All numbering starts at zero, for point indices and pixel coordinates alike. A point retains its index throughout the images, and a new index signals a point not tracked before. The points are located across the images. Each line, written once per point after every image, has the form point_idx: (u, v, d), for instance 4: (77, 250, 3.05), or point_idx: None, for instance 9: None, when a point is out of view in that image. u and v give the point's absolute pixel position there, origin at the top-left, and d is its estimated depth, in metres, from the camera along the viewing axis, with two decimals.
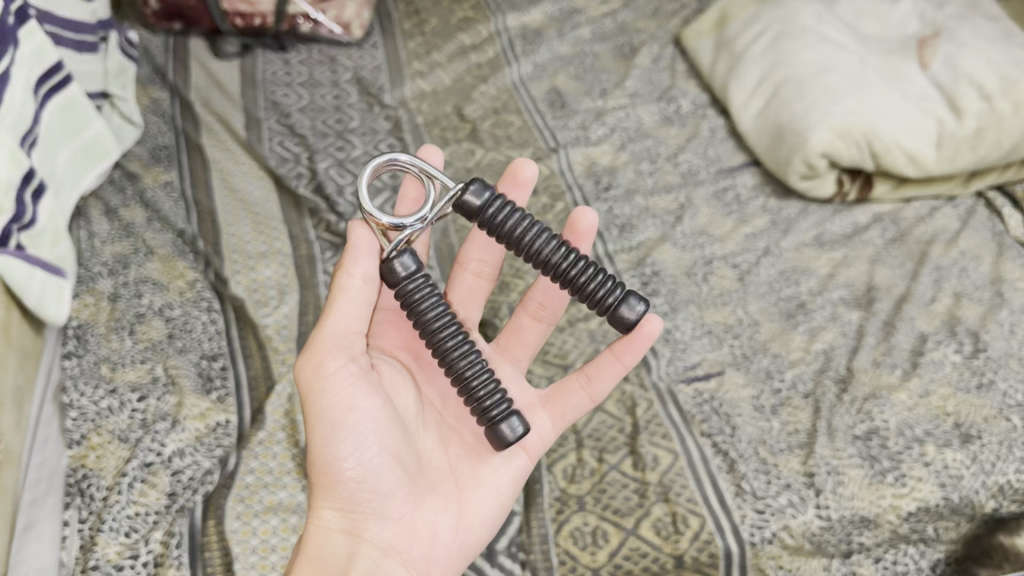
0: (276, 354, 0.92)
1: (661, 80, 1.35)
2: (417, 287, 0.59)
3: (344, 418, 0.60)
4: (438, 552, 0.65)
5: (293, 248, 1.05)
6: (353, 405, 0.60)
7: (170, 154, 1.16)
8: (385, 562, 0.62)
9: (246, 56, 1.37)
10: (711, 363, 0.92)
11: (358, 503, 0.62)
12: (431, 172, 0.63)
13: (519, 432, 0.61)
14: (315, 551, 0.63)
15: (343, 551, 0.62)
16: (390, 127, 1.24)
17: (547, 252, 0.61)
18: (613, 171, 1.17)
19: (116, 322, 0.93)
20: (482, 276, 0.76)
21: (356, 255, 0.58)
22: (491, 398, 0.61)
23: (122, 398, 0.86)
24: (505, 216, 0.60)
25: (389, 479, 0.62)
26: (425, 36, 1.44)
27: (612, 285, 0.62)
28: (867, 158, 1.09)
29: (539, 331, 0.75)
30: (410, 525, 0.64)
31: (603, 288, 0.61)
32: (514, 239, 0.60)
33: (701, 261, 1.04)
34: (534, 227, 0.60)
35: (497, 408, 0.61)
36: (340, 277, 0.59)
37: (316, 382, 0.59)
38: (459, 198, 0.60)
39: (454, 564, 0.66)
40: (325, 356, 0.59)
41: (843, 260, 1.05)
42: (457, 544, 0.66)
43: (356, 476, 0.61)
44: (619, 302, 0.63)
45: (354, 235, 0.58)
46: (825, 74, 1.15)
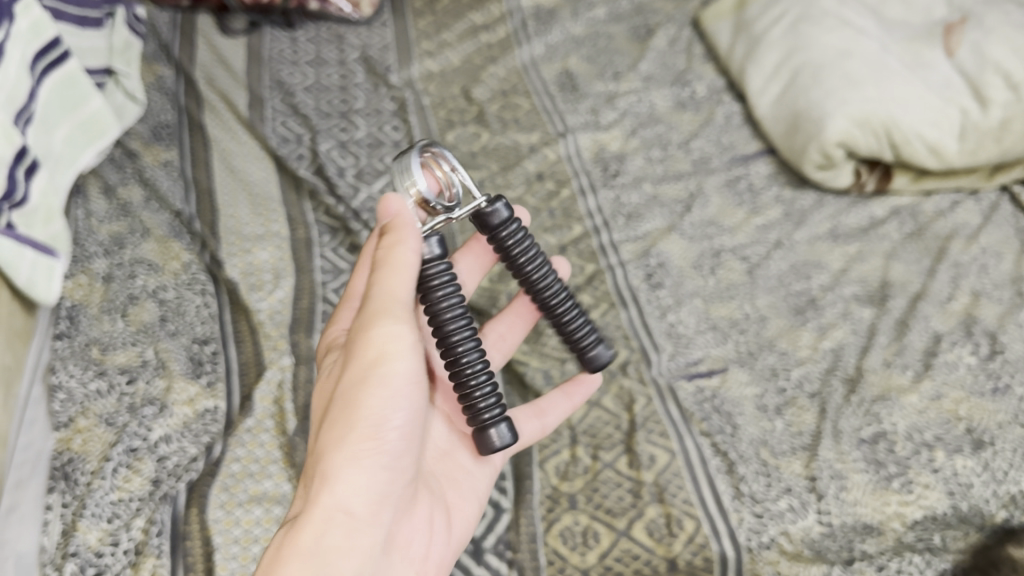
0: (268, 339, 0.91)
1: (676, 63, 1.30)
2: (438, 271, 0.61)
3: (394, 399, 0.58)
4: (431, 551, 0.65)
5: (291, 231, 1.02)
6: (410, 377, 0.58)
7: (172, 133, 1.15)
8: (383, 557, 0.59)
9: (253, 33, 1.35)
10: (714, 359, 0.89)
11: (378, 490, 0.57)
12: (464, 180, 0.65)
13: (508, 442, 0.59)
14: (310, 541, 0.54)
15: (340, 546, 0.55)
16: (395, 108, 1.21)
17: (538, 275, 0.66)
18: (622, 157, 1.13)
19: (108, 303, 0.92)
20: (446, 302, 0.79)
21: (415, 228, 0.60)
22: (486, 398, 0.60)
23: (111, 380, 0.85)
24: (518, 239, 0.64)
25: (406, 468, 0.59)
26: (436, 15, 1.40)
27: (589, 328, 0.68)
28: (886, 148, 1.05)
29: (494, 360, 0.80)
30: (409, 517, 0.62)
31: (586, 334, 0.66)
32: (517, 265, 0.65)
33: (709, 253, 1.00)
34: (530, 247, 0.65)
35: (489, 413, 0.60)
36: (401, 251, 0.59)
37: (383, 347, 0.58)
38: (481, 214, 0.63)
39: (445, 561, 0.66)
40: (398, 325, 0.58)
41: (857, 254, 1.01)
42: (446, 547, 0.66)
43: (393, 455, 0.58)
44: (493, 422, 0.60)
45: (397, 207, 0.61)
46: (844, 61, 1.11)
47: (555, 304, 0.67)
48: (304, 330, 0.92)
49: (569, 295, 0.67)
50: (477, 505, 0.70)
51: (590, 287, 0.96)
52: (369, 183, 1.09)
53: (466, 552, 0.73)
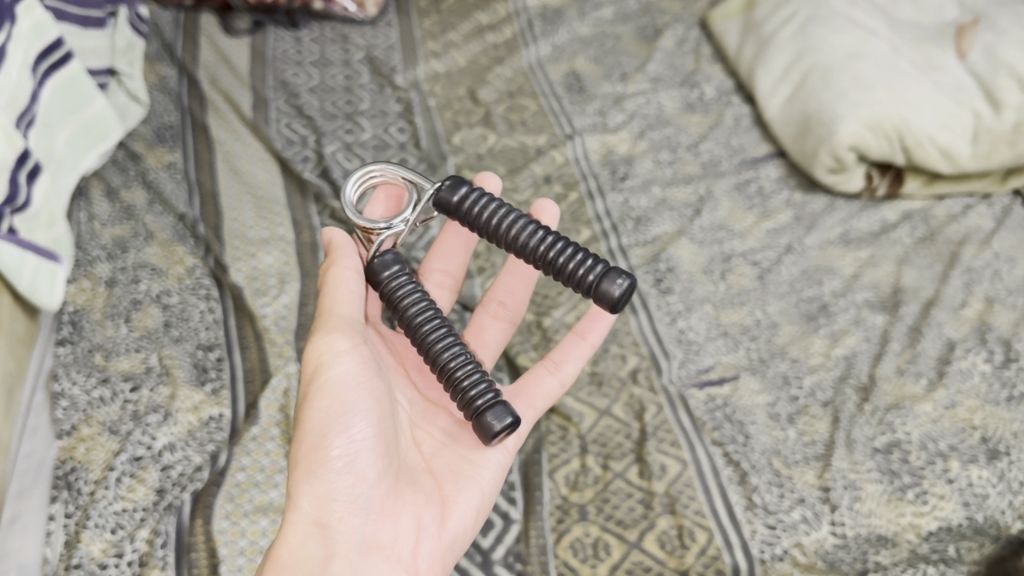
0: (273, 346, 0.89)
1: (684, 64, 1.29)
2: (399, 284, 0.65)
3: (340, 402, 0.62)
4: (423, 550, 0.63)
5: (296, 235, 1.01)
6: (352, 380, 0.63)
7: (175, 134, 1.14)
8: (368, 558, 0.60)
9: (257, 32, 1.34)
10: (725, 367, 0.87)
11: (341, 490, 0.60)
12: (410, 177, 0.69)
13: (507, 423, 0.59)
14: (286, 555, 0.59)
15: (319, 551, 0.59)
16: (400, 110, 1.20)
17: (517, 230, 0.62)
18: (631, 159, 1.12)
19: (111, 309, 0.91)
20: (443, 287, 0.79)
21: (348, 249, 0.66)
22: (472, 380, 0.61)
23: (114, 388, 0.84)
24: (478, 203, 0.63)
25: (375, 465, 0.61)
26: (441, 15, 1.39)
27: (592, 262, 0.61)
28: (898, 152, 1.03)
29: (499, 329, 0.80)
30: (395, 518, 0.62)
31: (583, 266, 0.60)
32: (491, 229, 0.63)
33: (719, 258, 0.99)
34: (494, 204, 0.63)
35: (481, 398, 0.60)
36: (333, 273, 0.66)
37: (323, 358, 0.63)
38: (437, 197, 0.64)
39: (445, 556, 0.64)
40: (332, 335, 0.64)
41: (869, 260, 0.99)
42: (442, 543, 0.64)
43: (346, 453, 0.61)
44: (487, 406, 0.60)
45: (332, 237, 0.67)
46: (854, 62, 1.09)
47: (546, 252, 0.62)
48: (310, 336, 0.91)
49: (560, 238, 0.62)
50: (485, 498, 0.68)
51: None
52: None
53: (475, 564, 0.72)
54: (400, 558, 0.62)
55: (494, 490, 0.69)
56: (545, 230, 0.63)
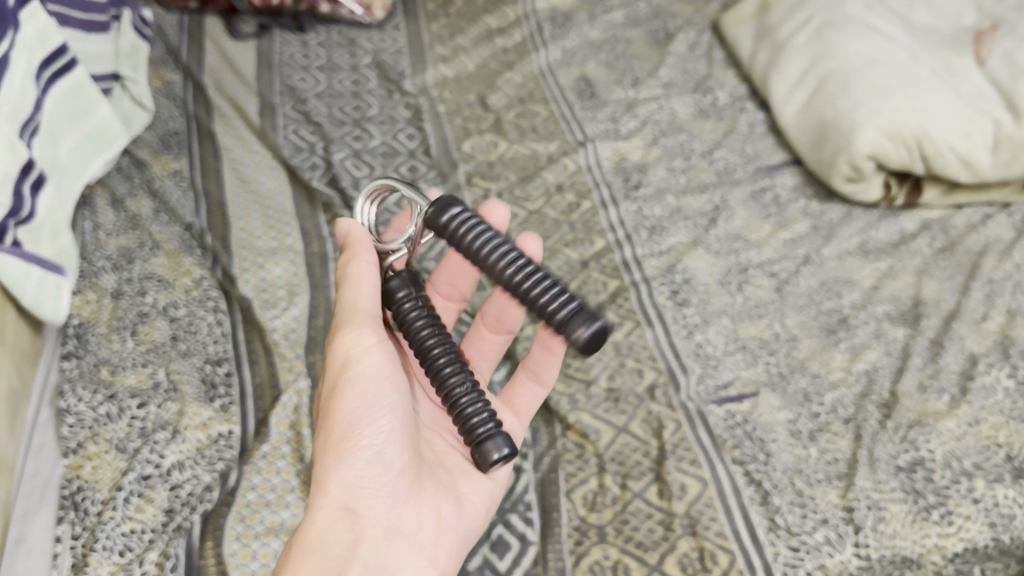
0: (283, 360, 0.88)
1: (697, 69, 1.27)
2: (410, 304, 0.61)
3: (366, 395, 0.61)
4: (443, 541, 0.63)
5: (305, 245, 1.00)
6: (378, 373, 0.62)
7: (180, 141, 1.12)
8: (390, 544, 0.61)
9: (263, 36, 1.32)
10: (744, 383, 0.86)
11: (367, 481, 0.61)
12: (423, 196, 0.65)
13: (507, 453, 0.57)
14: (315, 539, 0.60)
15: (347, 534, 0.60)
16: (409, 116, 1.18)
17: (494, 253, 0.55)
18: (644, 167, 1.10)
19: (117, 322, 0.90)
20: (449, 300, 0.77)
21: (368, 242, 0.60)
22: (474, 407, 0.58)
23: (121, 404, 0.83)
24: (465, 223, 0.55)
25: (400, 457, 0.62)
26: (449, 18, 1.37)
27: (567, 297, 0.53)
28: (917, 161, 1.01)
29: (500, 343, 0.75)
30: (416, 509, 0.62)
31: (554, 300, 0.52)
32: (465, 249, 0.55)
33: (736, 269, 0.97)
34: (472, 220, 0.55)
35: (483, 426, 0.57)
36: (352, 265, 0.60)
37: (349, 352, 0.61)
38: (428, 216, 0.56)
39: (462, 549, 0.65)
40: (361, 329, 0.61)
41: (888, 271, 0.97)
42: (460, 534, 0.64)
43: (372, 446, 0.61)
44: (487, 436, 0.57)
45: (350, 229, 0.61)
46: (872, 69, 1.07)
47: (517, 279, 0.54)
48: (320, 350, 0.89)
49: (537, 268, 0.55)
50: (497, 495, 0.68)
51: (614, 305, 0.93)
52: None
53: None
54: (422, 546, 0.62)
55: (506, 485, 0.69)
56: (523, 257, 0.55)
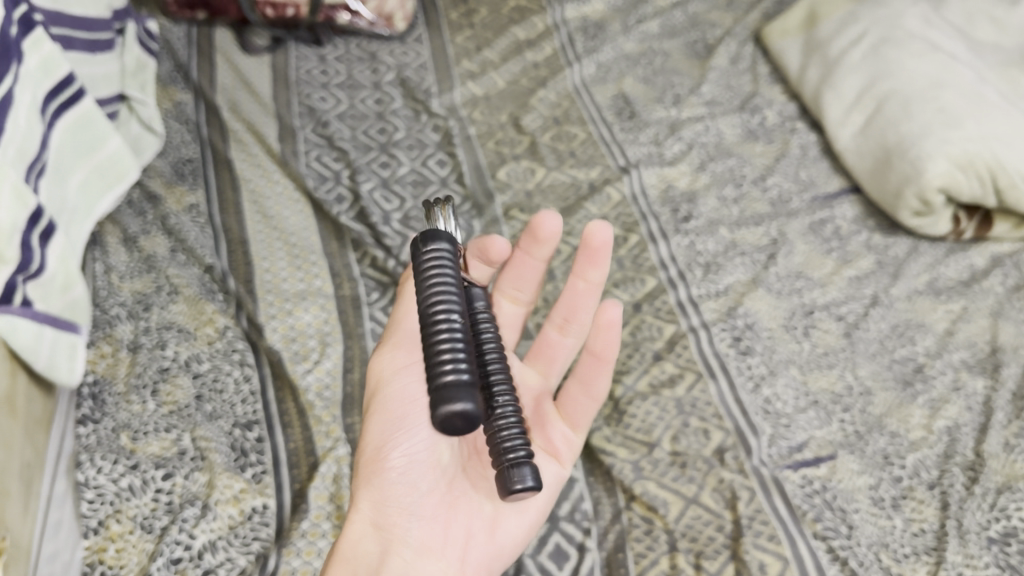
0: (320, 424, 0.80)
1: (741, 85, 1.19)
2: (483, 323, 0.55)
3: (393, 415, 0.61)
4: (471, 556, 0.59)
5: (335, 288, 0.93)
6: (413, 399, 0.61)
7: (195, 169, 1.05)
8: (416, 562, 0.58)
9: (277, 50, 1.24)
10: (819, 444, 0.79)
11: (394, 496, 0.59)
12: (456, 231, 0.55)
13: (531, 486, 0.49)
14: (347, 550, 0.59)
15: (374, 549, 0.58)
16: (438, 140, 1.11)
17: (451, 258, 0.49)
18: (693, 197, 1.03)
19: (136, 379, 0.83)
20: (516, 304, 0.70)
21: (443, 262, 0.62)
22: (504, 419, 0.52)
23: (145, 476, 0.76)
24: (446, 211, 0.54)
25: (429, 475, 0.60)
26: (475, 29, 1.29)
27: (462, 368, 0.41)
28: (990, 194, 0.94)
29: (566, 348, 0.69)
30: (443, 525, 0.59)
31: (448, 354, 0.41)
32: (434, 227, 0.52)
33: (800, 312, 0.91)
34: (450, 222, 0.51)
35: (514, 450, 0.51)
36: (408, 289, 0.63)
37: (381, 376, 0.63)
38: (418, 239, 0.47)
39: (491, 565, 0.60)
40: (398, 355, 0.63)
41: (962, 313, 0.90)
42: (491, 551, 0.60)
43: (401, 466, 0.59)
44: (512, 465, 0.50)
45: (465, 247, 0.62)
46: (936, 91, 0.99)
47: (429, 308, 0.43)
48: (358, 410, 0.82)
49: (459, 321, 0.43)
50: (542, 514, 0.62)
51: (673, 355, 0.86)
52: (416, 228, 0.99)
53: None
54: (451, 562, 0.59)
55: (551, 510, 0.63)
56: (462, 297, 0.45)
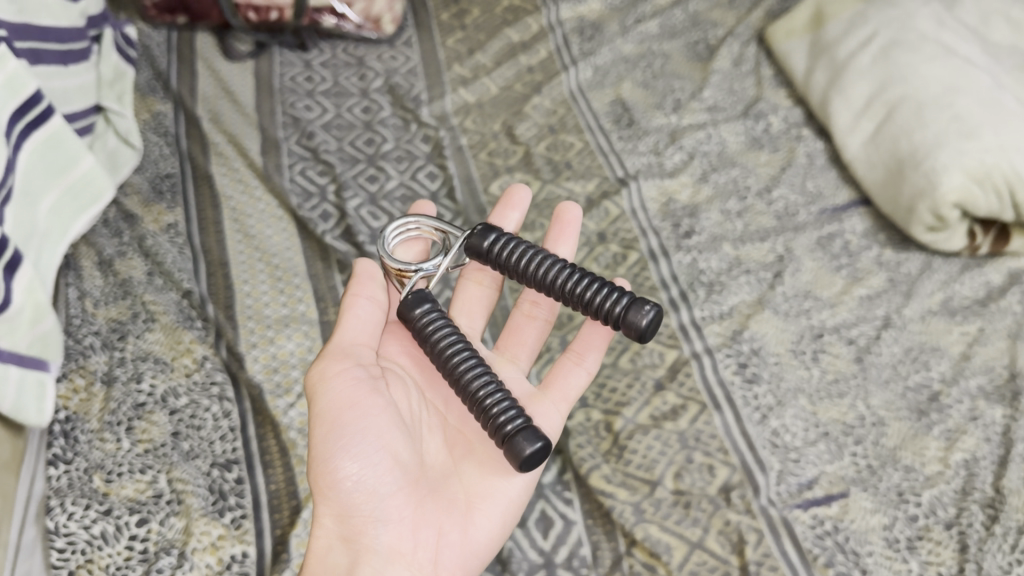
0: (302, 464, 0.77)
1: (744, 89, 1.14)
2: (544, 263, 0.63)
3: (338, 422, 0.57)
4: (444, 558, 0.59)
5: (319, 313, 0.89)
6: (355, 404, 0.58)
7: (174, 185, 1.00)
8: (388, 569, 0.57)
9: (261, 55, 1.19)
10: (830, 480, 0.75)
11: (354, 506, 0.57)
12: (445, 229, 0.69)
13: (539, 447, 0.53)
14: (315, 568, 0.57)
15: (343, 563, 0.57)
16: (429, 151, 1.06)
17: (564, 282, 0.62)
18: (695, 210, 0.98)
19: (110, 417, 0.78)
20: (482, 285, 0.75)
21: (366, 281, 0.63)
22: (496, 402, 0.56)
23: (119, 521, 0.72)
24: (507, 246, 0.64)
25: (389, 479, 0.57)
26: (467, 31, 1.24)
27: (617, 294, 0.61)
28: (1008, 208, 0.89)
29: (536, 332, 0.73)
30: (413, 528, 0.58)
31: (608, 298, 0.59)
32: (521, 270, 0.64)
33: (809, 335, 0.86)
34: (538, 256, 0.63)
35: (512, 423, 0.55)
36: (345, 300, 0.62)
37: (318, 386, 0.59)
38: (472, 245, 0.65)
39: (465, 564, 0.60)
40: (331, 361, 0.59)
41: (978, 335, 0.86)
42: (464, 551, 0.60)
43: (355, 475, 0.56)
44: (518, 431, 0.55)
45: (358, 265, 0.63)
46: (950, 98, 0.94)
47: (574, 287, 0.62)
48: None
49: (586, 273, 0.62)
50: (513, 504, 0.63)
51: (675, 384, 0.82)
52: None
53: None
54: (423, 565, 0.58)
55: (525, 500, 0.63)
56: (584, 273, 0.62)
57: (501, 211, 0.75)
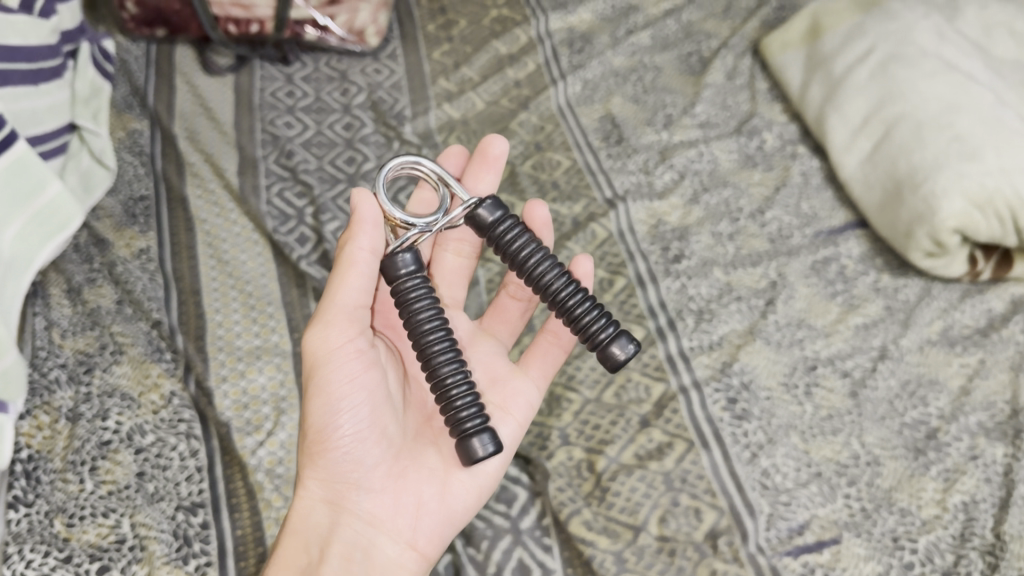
0: (269, 510, 0.75)
1: (738, 104, 1.11)
2: (541, 263, 0.61)
3: (330, 393, 0.61)
4: (421, 525, 0.64)
5: (293, 343, 0.87)
6: (348, 377, 0.62)
7: (148, 208, 0.97)
8: (366, 532, 0.63)
9: (241, 70, 1.16)
10: (822, 526, 0.72)
11: (341, 473, 0.63)
12: (447, 180, 0.66)
13: (490, 450, 0.57)
14: (301, 521, 0.64)
15: (326, 521, 0.63)
16: (411, 170, 1.03)
17: (557, 288, 0.60)
18: (684, 233, 0.95)
19: (73, 456, 0.75)
20: (462, 256, 0.76)
21: (366, 226, 0.60)
22: (460, 395, 0.58)
23: (78, 569, 0.69)
24: (511, 232, 0.61)
25: (372, 450, 0.63)
26: (453, 42, 1.21)
27: (605, 321, 0.60)
28: (1010, 233, 0.86)
29: (519, 308, 0.76)
30: (393, 497, 0.64)
31: (597, 326, 0.58)
32: (518, 261, 0.61)
33: (802, 367, 0.83)
34: (540, 253, 0.61)
35: (471, 420, 0.58)
36: (347, 249, 0.61)
37: (314, 355, 0.62)
38: (474, 214, 0.62)
39: (442, 532, 0.65)
40: (326, 331, 0.62)
41: (979, 368, 0.82)
42: (442, 517, 0.64)
43: (343, 445, 0.62)
44: (475, 431, 0.57)
45: (361, 206, 0.60)
46: (951, 117, 0.91)
47: (565, 299, 0.60)
48: None
49: (579, 287, 0.60)
50: (491, 479, 0.66)
51: (661, 421, 0.78)
52: None
53: None
54: (400, 531, 0.64)
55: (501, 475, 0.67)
56: (580, 288, 0.60)
57: (476, 171, 0.73)
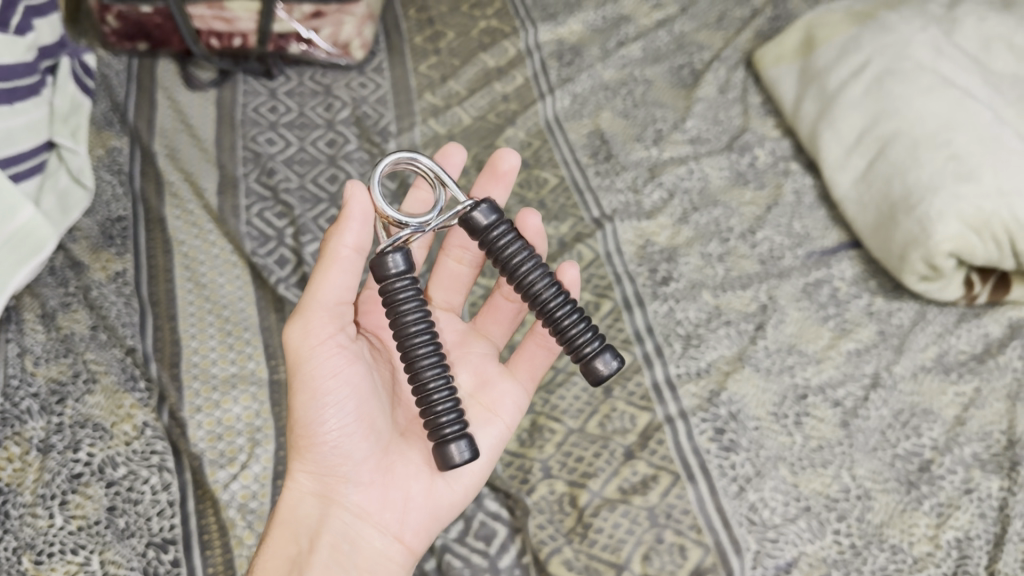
0: (241, 548, 0.73)
1: (730, 118, 1.09)
2: (534, 271, 0.58)
3: (315, 387, 0.59)
4: (410, 518, 0.63)
5: (270, 370, 0.85)
6: (332, 371, 0.59)
7: (125, 229, 0.94)
8: (356, 526, 0.61)
9: (224, 84, 1.14)
10: (810, 564, 0.70)
11: (330, 467, 0.61)
12: (443, 179, 0.63)
13: (466, 457, 0.55)
14: (288, 514, 0.62)
15: (315, 514, 0.62)
16: (394, 188, 1.01)
17: (548, 298, 0.58)
18: (673, 254, 0.92)
19: (42, 489, 0.73)
20: (462, 263, 0.72)
21: (354, 221, 0.57)
22: (442, 400, 0.56)
23: None
24: (505, 239, 0.58)
25: (362, 445, 0.61)
26: (440, 55, 1.18)
27: (593, 335, 0.58)
28: (1008, 256, 0.83)
29: (512, 310, 0.72)
30: (382, 491, 0.62)
31: (583, 337, 0.56)
32: (508, 267, 0.58)
33: (792, 395, 0.81)
34: (532, 261, 0.58)
35: (451, 425, 0.56)
36: (330, 245, 0.58)
37: (297, 349, 0.59)
38: (467, 215, 0.59)
39: (429, 527, 0.63)
40: (309, 325, 0.59)
41: (974, 396, 0.80)
42: (429, 511, 0.63)
43: (332, 440, 0.60)
44: (453, 437, 0.56)
45: (352, 199, 0.57)
46: (946, 135, 0.88)
47: (555, 310, 0.58)
48: None
49: (570, 300, 0.58)
50: (477, 476, 0.65)
51: (646, 453, 0.76)
52: None
53: None
54: (389, 525, 0.62)
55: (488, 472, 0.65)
56: (570, 300, 0.58)
57: (484, 185, 0.71)
